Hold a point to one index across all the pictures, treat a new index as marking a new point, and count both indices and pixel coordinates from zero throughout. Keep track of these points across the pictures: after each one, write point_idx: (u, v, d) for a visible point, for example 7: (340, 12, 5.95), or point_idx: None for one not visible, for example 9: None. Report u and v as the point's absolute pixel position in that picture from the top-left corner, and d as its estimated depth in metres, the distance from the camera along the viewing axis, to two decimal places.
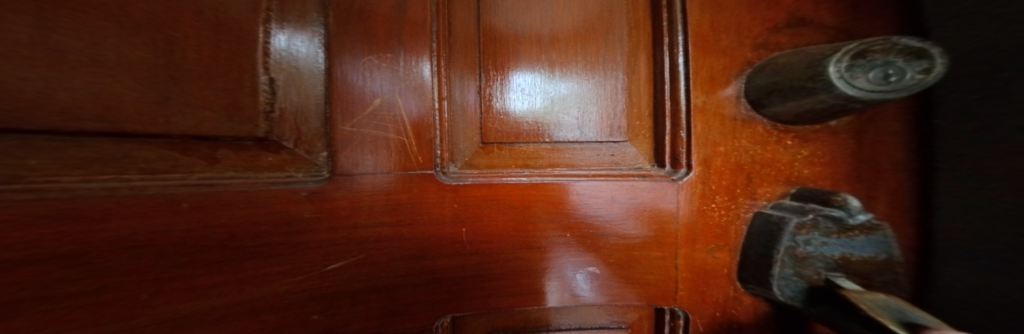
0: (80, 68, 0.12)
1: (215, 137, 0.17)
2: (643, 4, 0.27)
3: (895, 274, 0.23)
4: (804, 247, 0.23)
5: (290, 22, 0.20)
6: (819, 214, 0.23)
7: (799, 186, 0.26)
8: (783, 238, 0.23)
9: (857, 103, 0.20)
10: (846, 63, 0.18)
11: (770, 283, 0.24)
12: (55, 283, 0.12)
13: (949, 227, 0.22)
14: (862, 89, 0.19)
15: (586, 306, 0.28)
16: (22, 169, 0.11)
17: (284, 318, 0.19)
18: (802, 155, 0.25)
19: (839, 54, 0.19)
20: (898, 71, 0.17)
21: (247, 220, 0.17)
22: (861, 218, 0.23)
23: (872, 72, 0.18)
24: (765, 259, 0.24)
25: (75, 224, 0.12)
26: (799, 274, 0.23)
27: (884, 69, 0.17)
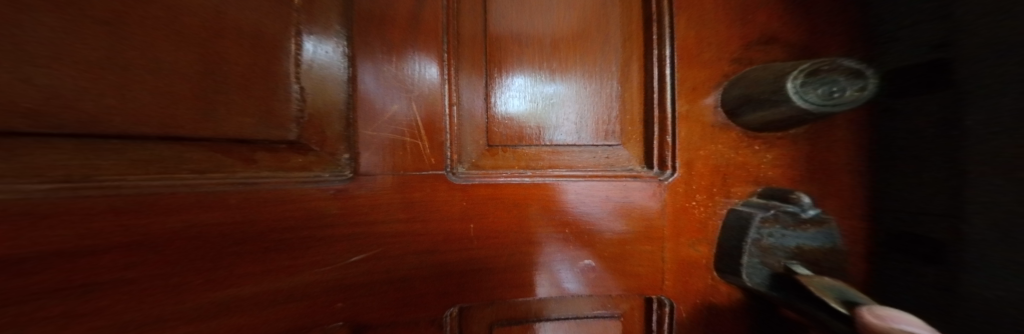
0: (139, 85, 0.15)
1: (254, 140, 0.19)
2: (636, 18, 0.30)
3: (836, 262, 0.28)
4: (768, 239, 0.27)
5: (317, 33, 0.22)
6: (780, 210, 0.26)
7: (765, 186, 0.29)
8: (750, 232, 0.26)
9: (811, 115, 0.24)
10: (800, 80, 0.22)
11: (742, 271, 0.27)
12: (124, 265, 0.14)
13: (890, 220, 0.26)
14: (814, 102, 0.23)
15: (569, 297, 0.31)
16: (90, 169, 0.13)
17: (308, 307, 0.21)
18: (768, 158, 0.29)
19: (799, 68, 0.23)
20: (843, 86, 0.22)
21: (281, 216, 0.19)
22: (811, 213, 0.27)
23: (821, 88, 0.22)
24: (737, 250, 0.27)
25: (140, 216, 0.14)
26: (764, 262, 0.27)
27: (830, 86, 0.22)
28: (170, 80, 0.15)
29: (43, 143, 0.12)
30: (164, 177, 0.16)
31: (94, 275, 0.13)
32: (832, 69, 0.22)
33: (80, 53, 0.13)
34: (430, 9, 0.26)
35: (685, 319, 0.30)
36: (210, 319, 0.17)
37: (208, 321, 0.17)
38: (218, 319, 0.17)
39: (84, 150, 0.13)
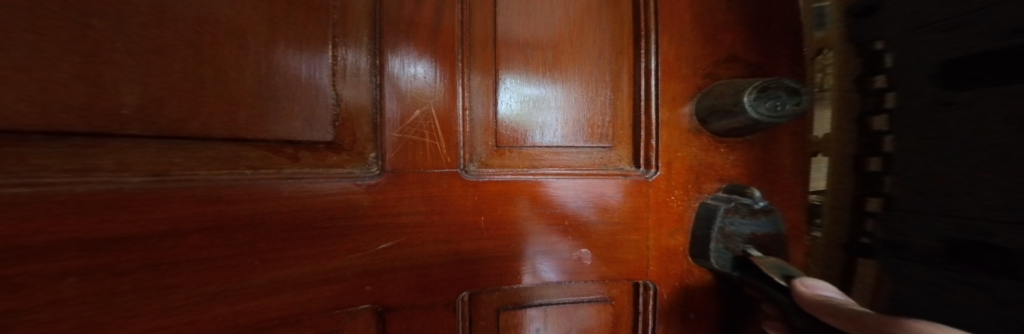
0: (212, 95, 0.18)
1: (299, 141, 0.22)
2: (628, 33, 0.33)
3: (783, 245, 0.33)
4: (730, 227, 0.32)
5: (350, 45, 0.24)
6: (739, 202, 0.32)
7: (728, 182, 0.34)
8: (715, 221, 0.32)
9: (761, 125, 0.29)
10: (754, 95, 0.28)
11: (710, 255, 0.32)
12: (201, 242, 0.17)
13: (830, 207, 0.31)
14: (762, 114, 0.28)
15: (549, 285, 0.33)
16: (168, 165, 0.17)
17: (339, 289, 0.23)
18: (730, 159, 0.34)
19: (752, 84, 0.28)
20: (784, 99, 0.28)
21: (323, 207, 0.22)
22: (762, 204, 0.32)
23: (768, 102, 0.28)
24: (707, 238, 0.32)
25: (210, 202, 0.17)
26: (727, 247, 0.32)
27: (774, 101, 0.28)
28: (234, 91, 0.19)
29: (135, 140, 0.16)
30: (227, 171, 0.19)
31: (174, 248, 0.16)
32: (778, 86, 0.28)
33: (163, 71, 0.16)
34: (449, 23, 0.28)
35: (667, 299, 0.35)
36: (263, 293, 0.20)
37: (264, 295, 0.20)
38: (272, 294, 0.20)
39: (162, 146, 0.17)
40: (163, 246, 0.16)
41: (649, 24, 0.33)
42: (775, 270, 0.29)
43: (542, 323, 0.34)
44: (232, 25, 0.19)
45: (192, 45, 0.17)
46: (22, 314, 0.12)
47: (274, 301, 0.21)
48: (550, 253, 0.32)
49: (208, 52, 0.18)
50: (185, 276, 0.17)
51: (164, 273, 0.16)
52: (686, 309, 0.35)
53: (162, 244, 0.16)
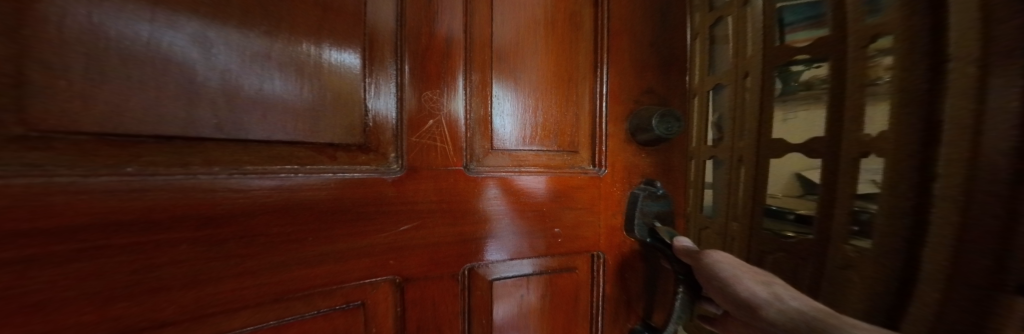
0: (276, 109, 0.24)
1: (339, 144, 0.28)
2: (591, 61, 0.42)
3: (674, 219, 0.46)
4: (645, 208, 0.44)
5: (377, 66, 0.30)
6: (649, 190, 0.44)
7: (647, 177, 0.46)
8: (636, 204, 0.44)
9: (661, 139, 0.43)
10: (657, 121, 0.41)
11: (633, 228, 0.45)
12: (264, 221, 0.23)
13: (723, 198, 0.63)
14: (664, 134, 0.42)
15: (506, 262, 0.39)
16: (241, 162, 0.23)
17: (369, 263, 0.29)
18: (650, 160, 0.46)
19: (656, 111, 0.43)
20: (674, 123, 0.42)
21: (357, 196, 0.28)
22: (663, 192, 0.45)
23: (666, 126, 0.41)
24: (632, 216, 0.45)
25: (270, 190, 0.23)
26: (643, 222, 0.44)
27: (668, 126, 0.41)
28: (290, 105, 0.25)
29: (220, 142, 0.22)
30: (283, 166, 0.25)
31: (246, 225, 0.22)
32: (670, 114, 0.42)
33: (243, 92, 0.23)
34: (454, 45, 0.34)
35: (614, 266, 0.45)
36: (310, 264, 0.26)
37: (312, 265, 0.26)
38: (317, 264, 0.26)
39: (237, 148, 0.23)
40: (238, 224, 0.22)
41: (603, 57, 0.42)
42: (667, 234, 0.43)
43: (526, 290, 0.41)
44: (288, 55, 0.25)
45: (260, 69, 0.23)
46: (147, 265, 0.19)
47: (320, 270, 0.26)
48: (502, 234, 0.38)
49: (271, 73, 0.24)
50: (255, 246, 0.23)
51: (238, 244, 0.22)
52: (626, 272, 0.46)
53: (239, 222, 0.22)
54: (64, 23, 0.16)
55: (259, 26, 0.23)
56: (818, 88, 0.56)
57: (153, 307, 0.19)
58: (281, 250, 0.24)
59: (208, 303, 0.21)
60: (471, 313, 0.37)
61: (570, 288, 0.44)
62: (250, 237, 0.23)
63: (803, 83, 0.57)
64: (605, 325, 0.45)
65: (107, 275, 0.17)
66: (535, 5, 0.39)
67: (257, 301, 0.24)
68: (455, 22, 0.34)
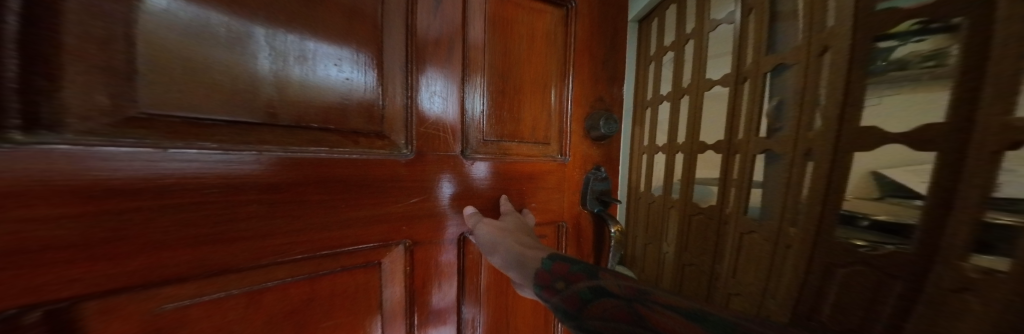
0: (314, 101, 0.30)
1: (362, 130, 0.34)
2: (559, 71, 0.52)
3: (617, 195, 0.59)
4: (595, 185, 0.56)
5: (387, 67, 0.36)
6: (597, 172, 0.56)
7: (597, 165, 0.56)
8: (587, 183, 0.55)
9: (605, 136, 0.55)
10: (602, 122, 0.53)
11: (586, 202, 0.56)
12: (308, 191, 0.29)
13: (778, 202, 0.50)
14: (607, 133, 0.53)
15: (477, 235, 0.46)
16: (287, 143, 0.28)
17: (387, 227, 0.36)
18: (603, 150, 0.57)
19: (602, 115, 0.54)
20: (615, 125, 0.53)
21: (378, 173, 0.34)
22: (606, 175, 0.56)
23: (608, 127, 0.53)
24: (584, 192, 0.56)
25: (313, 166, 0.29)
26: (592, 198, 0.56)
27: (609, 126, 0.53)
28: (324, 97, 0.30)
29: (270, 126, 0.27)
30: (318, 147, 0.30)
31: (295, 193, 0.28)
32: (612, 118, 0.53)
33: (290, 87, 0.28)
34: (452, 54, 0.41)
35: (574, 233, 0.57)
36: (342, 227, 0.32)
37: (344, 228, 0.32)
38: (348, 228, 0.33)
39: (284, 131, 0.28)
40: (289, 192, 0.28)
41: (569, 68, 0.53)
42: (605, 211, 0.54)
43: None
44: (324, 56, 0.30)
45: (301, 67, 0.28)
46: (227, 221, 0.24)
47: (349, 233, 0.33)
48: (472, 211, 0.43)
49: (311, 71, 0.29)
50: (302, 211, 0.29)
51: (289, 209, 0.28)
52: (581, 238, 0.58)
53: (288, 190, 0.27)
54: (170, 37, 0.22)
55: (302, 33, 0.29)
56: (917, 66, 0.38)
57: (224, 254, 0.24)
58: (321, 215, 0.30)
59: (268, 254, 0.27)
60: (462, 275, 0.45)
61: None
62: (298, 204, 0.28)
63: (896, 62, 0.40)
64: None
65: (201, 225, 0.23)
66: (517, 24, 0.47)
67: (298, 256, 0.29)
68: (451, 32, 0.41)
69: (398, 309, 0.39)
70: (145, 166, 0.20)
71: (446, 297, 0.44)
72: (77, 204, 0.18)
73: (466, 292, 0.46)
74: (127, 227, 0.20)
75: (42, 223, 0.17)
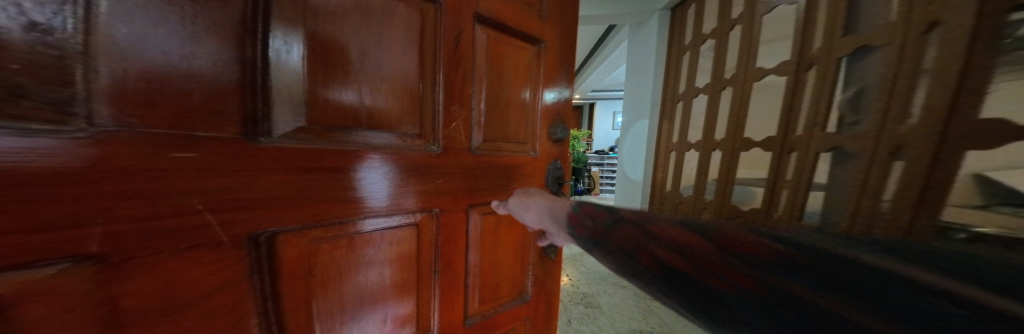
0: (381, 112, 0.42)
1: (409, 131, 0.46)
2: (535, 88, 0.68)
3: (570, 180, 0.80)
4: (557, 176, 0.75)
5: (421, 86, 0.47)
6: (556, 164, 0.75)
7: (557, 159, 0.76)
8: (551, 173, 0.74)
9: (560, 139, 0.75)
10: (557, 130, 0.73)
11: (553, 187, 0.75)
12: (380, 172, 0.42)
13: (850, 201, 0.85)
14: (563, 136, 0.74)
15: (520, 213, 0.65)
16: (367, 141, 0.41)
17: (425, 200, 0.49)
18: (561, 148, 0.77)
19: (558, 124, 0.73)
20: (567, 130, 0.75)
21: (420, 161, 0.47)
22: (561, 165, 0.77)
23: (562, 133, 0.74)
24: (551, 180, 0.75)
25: (382, 155, 0.42)
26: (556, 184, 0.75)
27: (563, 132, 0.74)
28: (385, 110, 0.43)
29: (358, 130, 0.40)
30: (385, 144, 0.43)
31: (374, 173, 0.42)
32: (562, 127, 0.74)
33: (366, 103, 0.41)
34: (463, 74, 0.53)
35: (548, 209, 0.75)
36: (398, 198, 0.45)
37: (400, 199, 0.46)
38: (402, 199, 0.46)
39: (365, 132, 0.41)
40: (371, 172, 0.41)
41: (539, 88, 0.69)
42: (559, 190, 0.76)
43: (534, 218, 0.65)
44: (384, 81, 0.42)
45: (372, 90, 0.41)
46: (341, 190, 0.39)
47: (403, 203, 0.46)
48: (478, 191, 0.58)
49: (378, 92, 0.42)
50: (377, 185, 0.42)
51: (371, 184, 0.41)
52: None
53: (370, 171, 0.41)
54: (301, 75, 0.34)
55: (372, 66, 0.41)
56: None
57: (337, 210, 0.39)
58: (387, 189, 0.44)
59: (358, 213, 0.41)
60: (468, 240, 0.57)
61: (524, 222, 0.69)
62: (375, 181, 0.42)
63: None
64: (536, 250, 0.72)
65: (327, 192, 0.37)
66: (506, 57, 0.61)
67: (373, 216, 0.43)
68: (458, 59, 0.52)
69: (427, 261, 0.52)
70: (307, 154, 0.35)
71: (460, 255, 0.56)
72: (279, 176, 0.33)
73: (470, 256, 0.58)
74: (295, 191, 0.34)
75: (267, 185, 0.32)
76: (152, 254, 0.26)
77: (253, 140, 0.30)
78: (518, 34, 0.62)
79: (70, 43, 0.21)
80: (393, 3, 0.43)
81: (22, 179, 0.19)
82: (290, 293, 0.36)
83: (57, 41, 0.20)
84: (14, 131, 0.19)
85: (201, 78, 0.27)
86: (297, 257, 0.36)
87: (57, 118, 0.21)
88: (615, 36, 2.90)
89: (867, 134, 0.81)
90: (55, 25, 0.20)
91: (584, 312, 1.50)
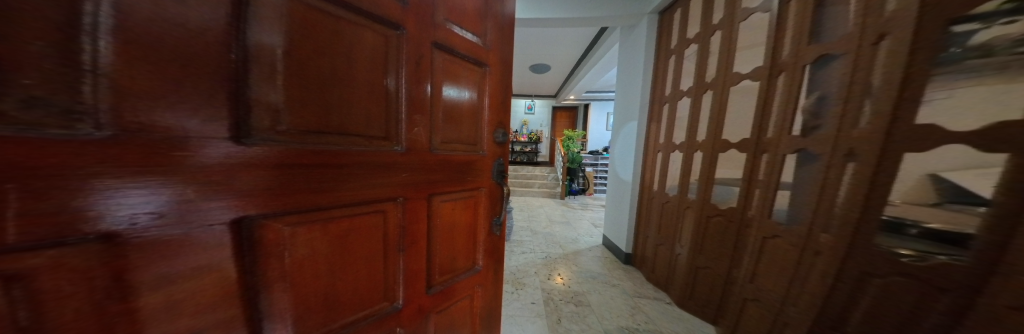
0: (347, 119, 0.49)
1: (374, 134, 0.53)
2: (482, 97, 0.79)
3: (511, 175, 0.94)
4: (501, 173, 0.87)
5: (383, 94, 0.54)
6: (500, 163, 0.87)
7: (502, 158, 0.88)
8: (496, 171, 0.86)
9: (502, 140, 0.87)
10: (500, 133, 0.86)
11: (501, 182, 0.87)
12: (349, 167, 0.49)
13: (814, 199, 1.05)
14: (503, 139, 0.88)
15: None
16: (336, 142, 0.47)
17: (390, 192, 0.57)
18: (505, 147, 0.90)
19: (500, 130, 0.86)
20: (507, 134, 0.89)
21: (385, 158, 0.54)
22: (503, 163, 0.89)
23: (501, 137, 0.87)
24: (499, 176, 0.87)
25: (351, 155, 0.49)
26: (502, 179, 0.87)
27: (502, 136, 0.87)
28: (350, 117, 0.49)
29: (327, 133, 0.46)
30: (353, 145, 0.49)
31: (344, 170, 0.48)
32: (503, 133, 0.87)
33: (333, 111, 0.47)
34: (421, 85, 0.61)
35: (499, 199, 0.89)
36: (366, 190, 0.52)
37: (368, 191, 0.53)
38: (370, 191, 0.53)
39: (334, 135, 0.47)
40: (341, 169, 0.48)
41: (485, 98, 0.80)
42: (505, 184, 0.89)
43: None
44: (350, 91, 0.49)
45: (340, 99, 0.47)
46: (314, 184, 0.45)
47: (371, 194, 0.53)
48: (436, 184, 0.67)
49: (344, 100, 0.48)
50: (347, 180, 0.49)
51: (342, 179, 0.48)
52: (499, 201, 0.89)
53: (340, 167, 0.48)
54: (274, 87, 0.39)
55: (338, 78, 0.46)
56: None
57: (303, 204, 0.44)
58: (356, 183, 0.50)
59: (329, 204, 0.47)
60: (429, 224, 0.67)
61: (474, 210, 0.81)
62: (345, 176, 0.48)
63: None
64: (485, 231, 0.85)
65: (301, 186, 0.43)
66: (459, 71, 0.71)
67: (343, 206, 0.49)
68: (417, 79, 0.60)
69: (393, 243, 0.60)
70: (282, 154, 0.40)
71: (422, 238, 0.66)
72: (258, 171, 0.38)
73: (432, 236, 0.69)
74: (273, 185, 0.40)
75: (249, 179, 0.37)
76: (152, 235, 0.31)
77: (237, 141, 0.36)
78: (468, 59, 0.73)
79: (81, 63, 0.26)
80: (360, 30, 0.49)
81: (55, 172, 0.25)
82: (270, 272, 0.43)
83: (70, 61, 0.25)
84: (32, 134, 0.24)
85: (192, 88, 0.32)
86: (276, 241, 0.42)
87: (67, 124, 0.25)
88: (606, 40, 3.09)
89: (828, 136, 1.02)
90: (68, 49, 0.25)
91: (575, 310, 1.73)
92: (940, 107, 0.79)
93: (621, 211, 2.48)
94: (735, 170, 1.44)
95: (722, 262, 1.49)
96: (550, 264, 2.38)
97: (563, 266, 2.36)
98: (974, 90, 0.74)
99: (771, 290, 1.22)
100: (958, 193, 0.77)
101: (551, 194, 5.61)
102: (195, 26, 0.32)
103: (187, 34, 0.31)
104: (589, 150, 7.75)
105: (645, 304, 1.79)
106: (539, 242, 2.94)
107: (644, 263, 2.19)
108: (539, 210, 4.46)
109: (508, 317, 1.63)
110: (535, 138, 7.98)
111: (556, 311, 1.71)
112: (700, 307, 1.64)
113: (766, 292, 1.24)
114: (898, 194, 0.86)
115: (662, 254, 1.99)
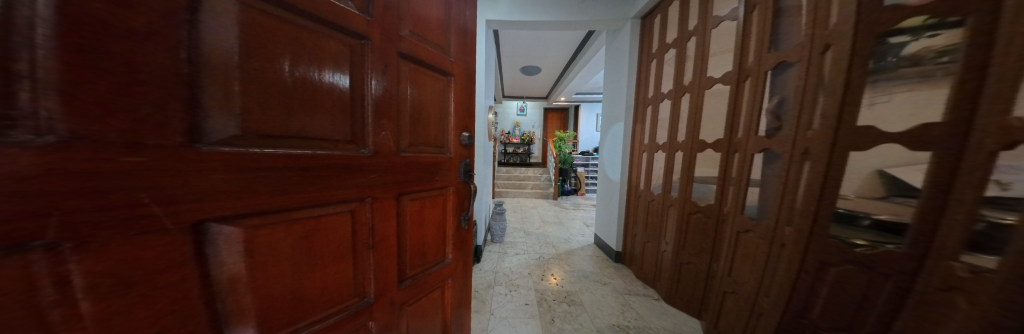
0: (308, 123, 0.49)
1: (338, 138, 0.54)
2: (447, 101, 0.82)
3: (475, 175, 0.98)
4: (467, 173, 0.91)
5: (347, 97, 0.54)
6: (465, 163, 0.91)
7: (467, 158, 0.92)
8: (462, 172, 0.89)
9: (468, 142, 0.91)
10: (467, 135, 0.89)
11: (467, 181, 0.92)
12: (313, 170, 0.50)
13: (779, 197, 1.14)
14: (469, 141, 0.91)
15: None
16: (297, 147, 0.47)
17: (357, 192, 0.58)
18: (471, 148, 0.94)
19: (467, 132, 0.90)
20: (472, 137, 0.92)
21: (350, 160, 0.55)
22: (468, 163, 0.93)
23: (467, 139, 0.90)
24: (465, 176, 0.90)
25: (315, 158, 0.49)
26: (468, 178, 0.91)
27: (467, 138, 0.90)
28: (312, 121, 0.50)
29: (287, 137, 0.46)
30: (317, 149, 0.50)
31: (307, 172, 0.49)
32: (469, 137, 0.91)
33: (293, 115, 0.47)
34: (386, 89, 0.62)
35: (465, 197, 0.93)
36: (331, 191, 0.53)
37: (334, 193, 0.54)
38: (336, 193, 0.54)
39: (295, 139, 0.47)
40: (305, 172, 0.48)
41: (449, 102, 0.83)
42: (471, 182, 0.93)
43: None
44: (311, 95, 0.49)
45: (300, 104, 0.48)
46: (276, 187, 0.45)
47: (337, 196, 0.54)
48: (404, 184, 0.69)
49: (305, 105, 0.48)
50: (311, 182, 0.50)
51: (306, 182, 0.49)
52: (467, 198, 0.93)
53: (304, 169, 0.48)
54: (229, 93, 0.39)
55: (297, 83, 0.47)
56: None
57: (263, 207, 0.44)
58: (321, 185, 0.51)
59: (292, 206, 0.48)
60: (398, 222, 0.69)
61: (442, 208, 0.83)
62: (308, 178, 0.49)
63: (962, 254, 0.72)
64: (453, 225, 0.88)
65: (262, 189, 0.44)
66: (424, 76, 0.73)
67: (307, 207, 0.50)
68: (385, 87, 0.61)
69: (362, 242, 0.61)
70: (243, 159, 0.40)
71: (390, 237, 0.67)
72: (217, 175, 0.38)
73: (403, 233, 0.71)
74: (233, 189, 0.40)
75: (206, 184, 0.37)
76: (103, 240, 0.31)
77: (193, 146, 0.36)
78: (435, 69, 0.76)
79: (17, 70, 0.25)
80: (323, 39, 0.50)
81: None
82: (233, 274, 0.43)
83: (3, 68, 0.25)
84: None
85: (141, 94, 0.32)
86: (240, 243, 0.43)
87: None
88: (594, 43, 3.21)
89: (786, 138, 1.12)
90: (3, 57, 0.25)
91: (567, 310, 1.82)
92: (883, 108, 0.88)
93: (611, 208, 2.65)
94: (711, 169, 1.58)
95: (704, 257, 1.61)
96: (543, 265, 2.47)
97: (556, 266, 2.46)
98: (907, 94, 0.85)
99: (746, 282, 1.29)
100: (900, 188, 0.86)
101: (543, 195, 5.74)
102: (144, 33, 0.32)
103: (138, 41, 0.31)
104: (580, 149, 7.86)
105: (635, 300, 1.93)
106: (532, 243, 3.04)
107: (633, 262, 2.35)
108: (533, 211, 4.54)
109: (502, 319, 1.69)
110: (529, 141, 7.94)
111: (550, 312, 1.79)
112: (685, 302, 1.77)
113: (743, 285, 1.31)
114: (847, 190, 0.95)
115: (650, 250, 2.13)
